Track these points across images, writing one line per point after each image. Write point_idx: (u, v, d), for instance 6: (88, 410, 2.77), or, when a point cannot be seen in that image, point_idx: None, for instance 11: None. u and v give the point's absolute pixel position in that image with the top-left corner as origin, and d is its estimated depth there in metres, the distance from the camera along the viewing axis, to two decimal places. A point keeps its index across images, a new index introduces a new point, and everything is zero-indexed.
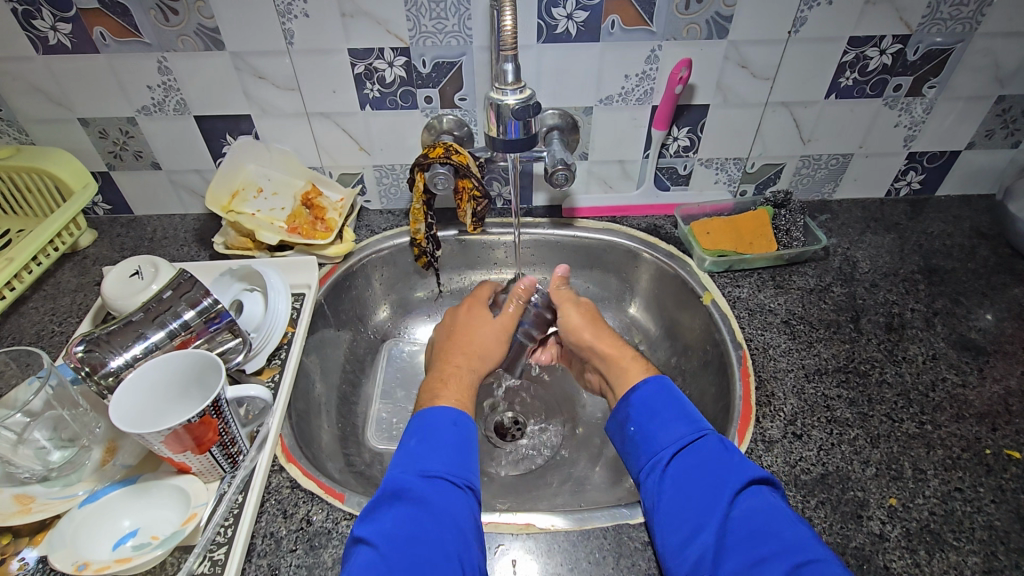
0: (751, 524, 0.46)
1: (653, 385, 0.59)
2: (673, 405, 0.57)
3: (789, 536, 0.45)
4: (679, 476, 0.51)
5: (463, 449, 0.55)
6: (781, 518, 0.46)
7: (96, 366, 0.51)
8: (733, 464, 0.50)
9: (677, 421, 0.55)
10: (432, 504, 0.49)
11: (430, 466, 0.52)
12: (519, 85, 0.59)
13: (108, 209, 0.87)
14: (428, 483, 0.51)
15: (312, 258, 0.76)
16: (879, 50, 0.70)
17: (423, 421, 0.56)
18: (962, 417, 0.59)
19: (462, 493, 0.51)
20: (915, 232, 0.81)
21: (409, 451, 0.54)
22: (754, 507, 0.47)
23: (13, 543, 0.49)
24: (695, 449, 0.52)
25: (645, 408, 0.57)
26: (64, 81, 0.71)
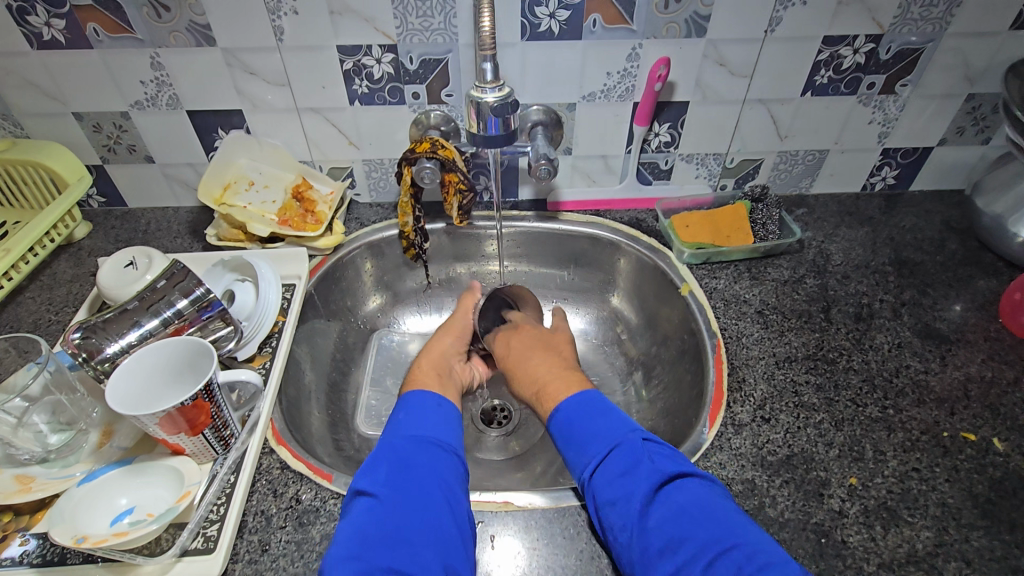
0: (668, 528, 0.46)
1: (570, 404, 0.59)
2: (589, 422, 0.57)
3: (707, 527, 0.45)
4: (598, 494, 0.51)
5: (450, 424, 0.58)
6: (699, 512, 0.47)
7: (94, 352, 0.54)
8: (642, 470, 0.51)
9: (590, 442, 0.55)
10: (419, 459, 0.53)
11: (419, 429, 0.56)
12: (498, 83, 0.61)
13: (103, 201, 0.88)
14: (418, 443, 0.54)
15: (303, 249, 0.78)
16: (852, 49, 0.72)
17: (411, 399, 0.60)
18: (923, 402, 0.61)
19: (447, 458, 0.54)
20: (888, 226, 0.84)
21: (399, 420, 0.57)
22: (671, 508, 0.47)
23: (14, 521, 0.52)
24: (608, 464, 0.52)
25: (566, 427, 0.58)
26: (59, 76, 0.73)
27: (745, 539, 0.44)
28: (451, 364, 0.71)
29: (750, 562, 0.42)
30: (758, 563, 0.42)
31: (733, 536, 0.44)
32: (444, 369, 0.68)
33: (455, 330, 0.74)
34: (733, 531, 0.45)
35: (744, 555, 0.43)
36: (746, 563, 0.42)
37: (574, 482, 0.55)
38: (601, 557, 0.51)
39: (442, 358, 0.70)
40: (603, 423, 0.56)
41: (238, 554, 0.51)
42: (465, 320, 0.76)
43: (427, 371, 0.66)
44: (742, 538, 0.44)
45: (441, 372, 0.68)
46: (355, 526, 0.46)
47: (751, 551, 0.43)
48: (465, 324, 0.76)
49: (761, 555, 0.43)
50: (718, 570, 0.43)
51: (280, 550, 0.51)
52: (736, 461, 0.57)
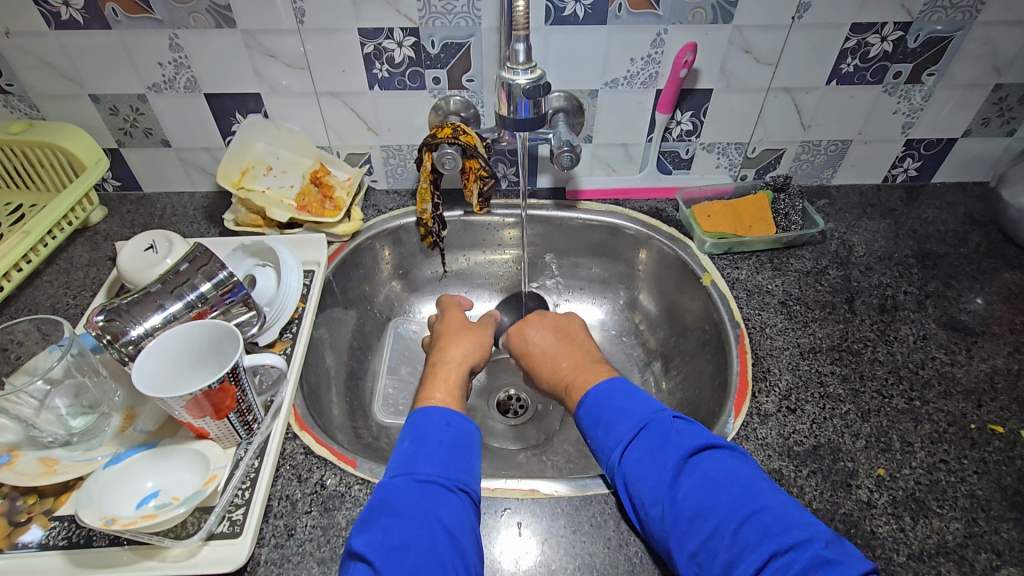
0: (696, 498, 0.46)
1: (599, 392, 0.56)
2: (617, 403, 0.55)
3: (735, 496, 0.45)
4: (628, 472, 0.50)
5: (461, 449, 0.53)
6: (729, 483, 0.46)
7: (118, 334, 0.53)
8: (672, 444, 0.50)
9: (619, 419, 0.53)
10: (420, 511, 0.47)
11: (421, 470, 0.50)
12: (530, 65, 0.60)
13: (118, 185, 0.87)
14: (418, 488, 0.49)
15: (321, 235, 0.77)
16: (880, 36, 0.71)
17: (416, 424, 0.55)
18: (950, 394, 0.61)
19: (454, 498, 0.49)
20: (911, 218, 0.83)
21: (403, 454, 0.52)
22: (699, 479, 0.47)
23: (39, 503, 0.51)
24: (637, 442, 0.51)
25: (593, 414, 0.55)
26: (76, 56, 0.72)
27: (768, 503, 0.45)
28: (467, 368, 0.65)
29: (779, 528, 0.43)
30: (783, 526, 0.43)
31: (756, 502, 0.45)
32: (461, 378, 0.63)
33: (460, 336, 0.69)
34: (759, 497, 0.45)
35: (771, 518, 0.43)
36: (772, 526, 0.43)
37: (602, 468, 0.53)
38: (628, 544, 0.51)
39: (463, 366, 0.65)
40: (632, 403, 0.54)
41: (263, 538, 0.51)
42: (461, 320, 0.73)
43: (439, 385, 0.61)
44: (766, 502, 0.45)
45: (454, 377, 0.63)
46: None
47: (777, 514, 0.44)
48: (469, 326, 0.71)
49: (789, 518, 0.43)
50: (747, 534, 0.43)
51: (306, 535, 0.51)
52: (762, 451, 0.56)
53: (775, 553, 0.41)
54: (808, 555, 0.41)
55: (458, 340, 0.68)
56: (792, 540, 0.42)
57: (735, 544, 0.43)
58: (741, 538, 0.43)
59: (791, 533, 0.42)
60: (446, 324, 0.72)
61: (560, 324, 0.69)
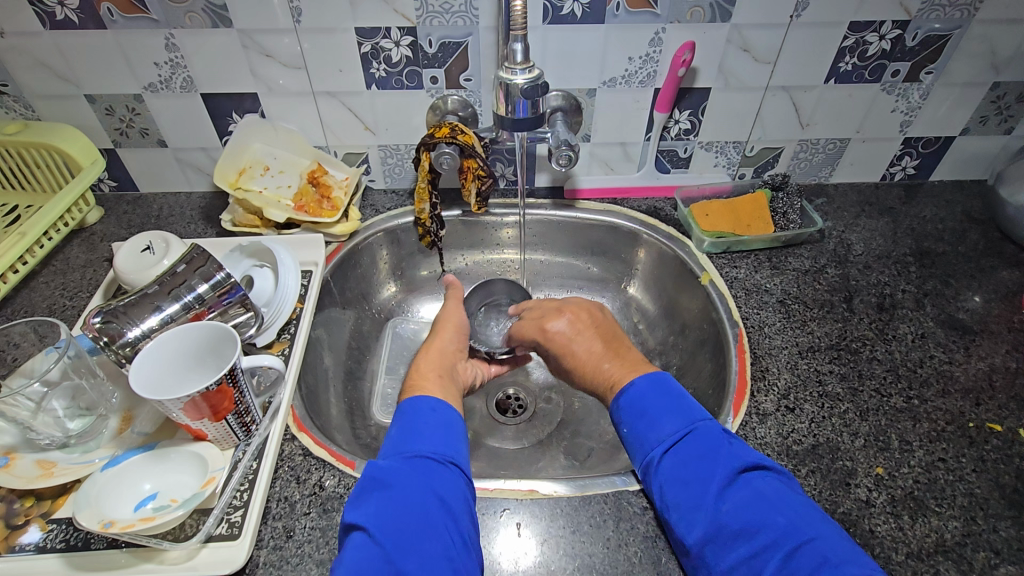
0: (743, 514, 0.46)
1: (644, 383, 0.55)
2: (665, 402, 0.54)
3: (785, 518, 0.45)
4: (671, 475, 0.50)
5: (451, 431, 0.53)
6: (779, 502, 0.46)
7: (114, 336, 0.53)
8: (722, 454, 0.49)
9: (665, 419, 0.53)
10: (415, 484, 0.47)
11: (417, 448, 0.50)
12: (528, 65, 0.60)
13: (114, 186, 0.87)
14: (409, 463, 0.49)
15: (318, 235, 0.77)
16: (878, 35, 0.71)
17: (408, 409, 0.54)
18: (948, 393, 0.61)
19: (445, 470, 0.49)
20: (909, 217, 0.83)
21: (395, 437, 0.52)
22: (748, 494, 0.47)
23: (36, 506, 0.51)
24: (685, 446, 0.51)
25: (635, 408, 0.55)
26: (71, 57, 0.72)
27: (819, 532, 0.44)
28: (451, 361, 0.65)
29: (830, 557, 0.42)
30: (838, 558, 0.42)
31: (811, 530, 0.44)
32: (446, 369, 0.63)
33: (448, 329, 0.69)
34: (810, 522, 0.45)
35: (827, 548, 0.43)
36: (827, 556, 0.42)
37: (635, 463, 0.53)
38: (628, 545, 0.51)
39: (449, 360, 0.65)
40: (681, 404, 0.54)
41: (262, 540, 0.51)
42: (460, 314, 0.71)
43: (427, 374, 0.61)
44: (819, 531, 0.44)
45: (443, 372, 0.62)
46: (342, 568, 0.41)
47: (831, 544, 0.43)
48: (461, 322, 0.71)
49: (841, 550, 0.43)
50: (797, 561, 0.42)
51: (305, 537, 0.51)
52: (760, 450, 0.56)
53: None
54: None
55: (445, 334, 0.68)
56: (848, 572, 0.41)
57: (782, 568, 0.43)
58: (790, 563, 0.43)
59: (847, 565, 0.41)
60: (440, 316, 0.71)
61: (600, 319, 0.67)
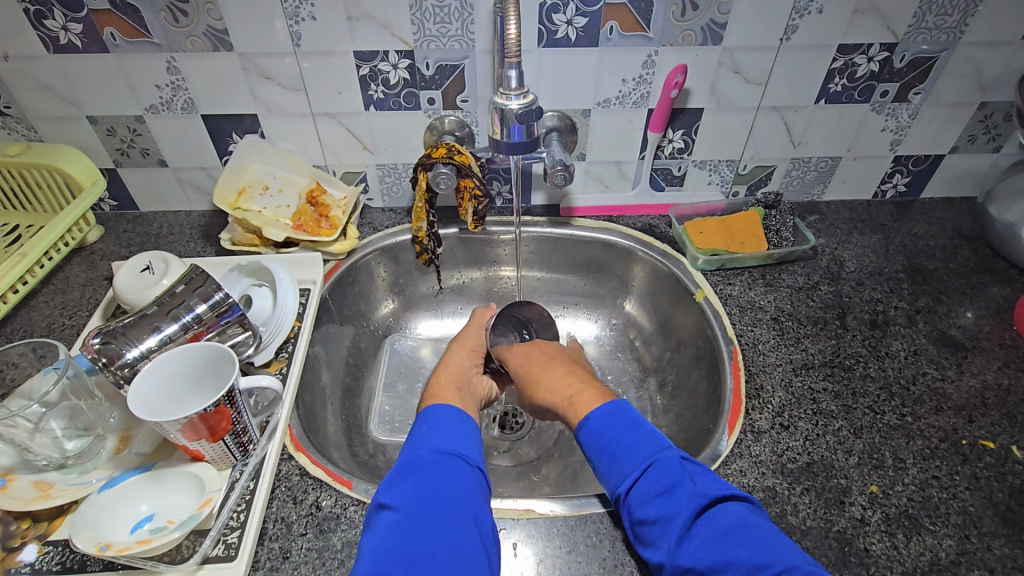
0: (708, 552, 0.45)
1: (600, 416, 0.56)
2: (623, 435, 0.54)
3: (750, 550, 0.44)
4: (637, 514, 0.50)
5: (468, 442, 0.54)
6: (744, 537, 0.45)
7: (113, 357, 0.53)
8: (681, 490, 0.49)
9: (629, 452, 0.53)
10: (447, 479, 0.49)
11: (442, 444, 0.53)
12: (522, 90, 0.61)
13: (115, 205, 0.88)
14: (441, 456, 0.51)
15: (317, 254, 0.78)
16: (866, 57, 0.73)
17: (433, 410, 0.57)
18: (941, 410, 0.62)
19: (472, 472, 0.51)
20: (900, 233, 0.84)
21: (421, 431, 0.54)
22: (711, 530, 0.46)
23: (33, 528, 0.51)
24: (647, 481, 0.51)
25: (597, 444, 0.55)
26: (74, 79, 0.73)
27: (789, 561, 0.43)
28: (471, 381, 0.67)
29: None
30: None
31: (778, 560, 0.43)
32: (466, 387, 0.64)
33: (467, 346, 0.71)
34: (777, 552, 0.43)
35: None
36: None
37: (608, 494, 0.53)
38: (624, 564, 0.51)
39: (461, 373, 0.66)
40: (639, 438, 0.54)
41: (259, 561, 0.51)
42: (478, 335, 0.72)
43: (445, 385, 0.63)
44: (785, 560, 0.43)
45: (460, 385, 0.64)
46: (376, 548, 0.44)
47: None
48: (478, 341, 0.72)
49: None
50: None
51: (302, 558, 0.51)
52: (755, 469, 0.57)
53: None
54: None
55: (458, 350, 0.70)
56: None
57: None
58: None
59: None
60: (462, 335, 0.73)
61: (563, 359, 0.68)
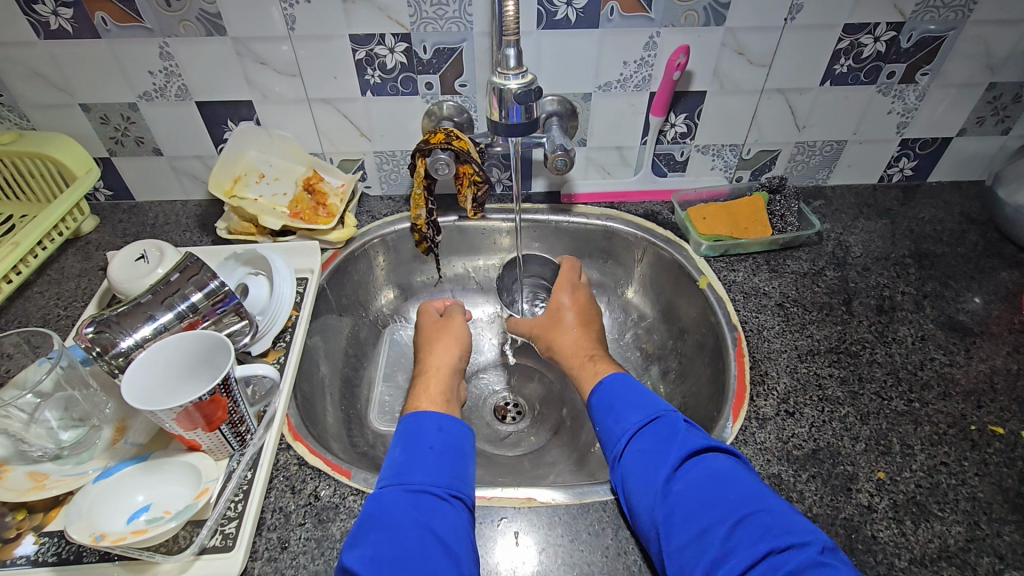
0: (693, 492, 0.47)
1: (612, 380, 0.61)
2: (629, 398, 0.58)
3: (733, 493, 0.46)
4: (629, 462, 0.52)
5: (456, 455, 0.55)
6: (730, 481, 0.47)
7: (107, 346, 0.52)
8: (677, 439, 0.52)
9: (631, 410, 0.56)
10: (417, 523, 0.47)
11: (414, 480, 0.51)
12: (521, 70, 0.60)
13: (110, 195, 0.87)
14: (411, 497, 0.50)
15: (314, 242, 0.77)
16: (873, 37, 0.71)
17: (407, 432, 0.56)
18: (949, 395, 0.61)
19: (443, 506, 0.50)
20: (907, 218, 0.83)
21: (395, 463, 0.53)
22: (699, 474, 0.49)
23: (28, 519, 0.50)
24: (645, 432, 0.54)
25: (604, 404, 0.59)
26: (66, 66, 0.72)
27: (768, 506, 0.45)
28: (455, 379, 0.68)
29: (773, 528, 0.43)
30: (781, 527, 0.43)
31: (756, 502, 0.45)
32: (452, 389, 0.65)
33: (450, 338, 0.71)
34: (758, 496, 0.46)
35: (769, 519, 0.44)
36: (769, 527, 0.43)
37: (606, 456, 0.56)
38: (627, 553, 0.51)
39: (445, 372, 0.67)
40: (643, 399, 0.57)
41: (257, 551, 0.50)
42: (461, 327, 0.73)
43: (433, 396, 0.62)
44: (767, 504, 0.45)
45: (448, 394, 0.64)
46: None
47: (776, 516, 0.44)
48: (462, 333, 0.73)
49: (786, 521, 0.44)
50: (742, 532, 0.44)
51: (300, 547, 0.51)
52: (760, 455, 0.56)
53: (770, 552, 0.42)
54: (801, 557, 0.41)
55: (439, 347, 0.70)
56: (787, 540, 0.42)
57: (727, 540, 0.44)
58: (733, 535, 0.44)
59: (790, 534, 0.43)
60: (423, 330, 0.74)
61: (585, 311, 0.73)
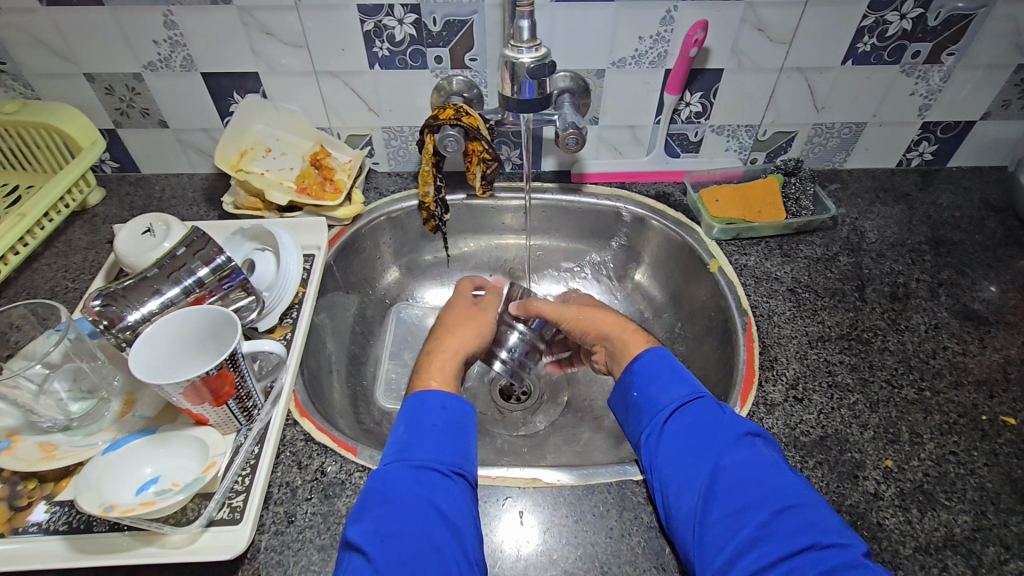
0: (739, 473, 0.48)
1: (656, 353, 0.59)
2: (671, 369, 0.57)
3: (778, 481, 0.47)
4: (670, 436, 0.52)
5: (454, 432, 0.54)
6: (775, 469, 0.48)
7: (114, 320, 0.52)
8: (726, 419, 0.52)
9: (675, 383, 0.56)
10: (421, 498, 0.48)
11: (417, 456, 0.51)
12: (535, 43, 0.59)
13: (115, 166, 0.86)
14: (413, 474, 0.50)
15: (321, 219, 0.76)
16: (899, 14, 0.69)
17: (411, 410, 0.56)
18: (961, 385, 0.60)
19: (450, 482, 0.50)
20: (925, 204, 0.81)
21: (397, 441, 0.53)
22: (746, 457, 0.49)
23: (39, 488, 0.51)
24: (689, 408, 0.53)
25: (645, 372, 0.58)
26: (68, 34, 0.70)
27: (811, 499, 0.46)
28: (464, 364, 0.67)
29: (817, 520, 0.44)
30: (823, 522, 0.44)
31: (800, 494, 0.46)
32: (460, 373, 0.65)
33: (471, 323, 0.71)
34: (802, 488, 0.47)
35: (813, 513, 0.44)
36: (812, 521, 0.44)
37: (640, 424, 0.56)
38: (630, 534, 0.51)
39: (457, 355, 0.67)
40: (688, 373, 0.57)
41: (263, 525, 0.51)
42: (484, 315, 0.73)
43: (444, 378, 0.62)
44: (811, 498, 0.46)
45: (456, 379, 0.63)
46: None
47: (820, 511, 0.45)
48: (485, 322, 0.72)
49: (829, 518, 0.44)
50: (782, 521, 0.44)
51: (307, 521, 0.51)
52: None
53: (811, 544, 0.42)
54: (843, 556, 0.42)
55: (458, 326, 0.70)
56: (831, 536, 0.43)
57: (766, 526, 0.44)
58: (775, 522, 0.44)
59: (831, 531, 0.43)
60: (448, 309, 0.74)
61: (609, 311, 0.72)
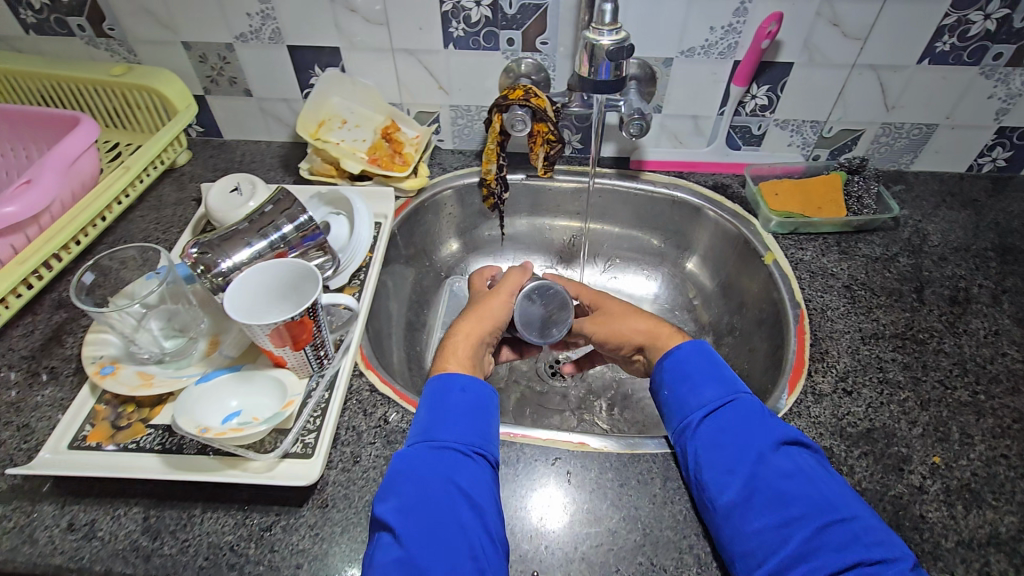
0: (780, 484, 0.48)
1: (690, 349, 0.59)
2: (706, 369, 0.57)
3: (822, 493, 0.47)
4: (704, 439, 0.52)
5: (481, 412, 0.54)
6: (818, 480, 0.48)
7: (210, 265, 0.58)
8: (766, 426, 0.51)
9: (707, 385, 0.56)
10: (443, 478, 0.49)
11: (438, 437, 0.52)
12: (615, 26, 0.60)
13: (201, 131, 0.93)
14: (434, 453, 0.51)
15: (389, 189, 0.80)
16: (984, 14, 0.67)
17: (432, 392, 0.56)
18: (1019, 391, 0.59)
19: (474, 462, 0.51)
20: (994, 210, 0.79)
21: (419, 421, 0.54)
22: (787, 466, 0.49)
23: (137, 411, 0.57)
24: (724, 412, 0.53)
25: (679, 371, 0.58)
26: (172, 4, 0.76)
27: (856, 512, 0.46)
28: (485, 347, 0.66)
29: (863, 535, 0.44)
30: (869, 537, 0.44)
31: (845, 509, 0.46)
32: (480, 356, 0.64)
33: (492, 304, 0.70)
34: (846, 500, 0.47)
35: (860, 527, 0.45)
36: (858, 535, 0.44)
37: (672, 423, 0.56)
38: (672, 503, 0.53)
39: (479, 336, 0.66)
40: (723, 374, 0.57)
41: (332, 461, 0.56)
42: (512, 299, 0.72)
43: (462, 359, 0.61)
44: (856, 511, 0.46)
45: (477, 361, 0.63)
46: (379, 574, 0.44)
47: (866, 526, 0.45)
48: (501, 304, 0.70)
49: (875, 532, 0.45)
50: (828, 535, 0.45)
51: (371, 462, 0.56)
52: (814, 428, 0.57)
53: (858, 561, 0.43)
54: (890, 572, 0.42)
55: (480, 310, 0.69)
56: (877, 553, 0.43)
57: (811, 539, 0.45)
58: (821, 535, 0.45)
59: (878, 546, 0.44)
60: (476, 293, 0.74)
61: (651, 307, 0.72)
